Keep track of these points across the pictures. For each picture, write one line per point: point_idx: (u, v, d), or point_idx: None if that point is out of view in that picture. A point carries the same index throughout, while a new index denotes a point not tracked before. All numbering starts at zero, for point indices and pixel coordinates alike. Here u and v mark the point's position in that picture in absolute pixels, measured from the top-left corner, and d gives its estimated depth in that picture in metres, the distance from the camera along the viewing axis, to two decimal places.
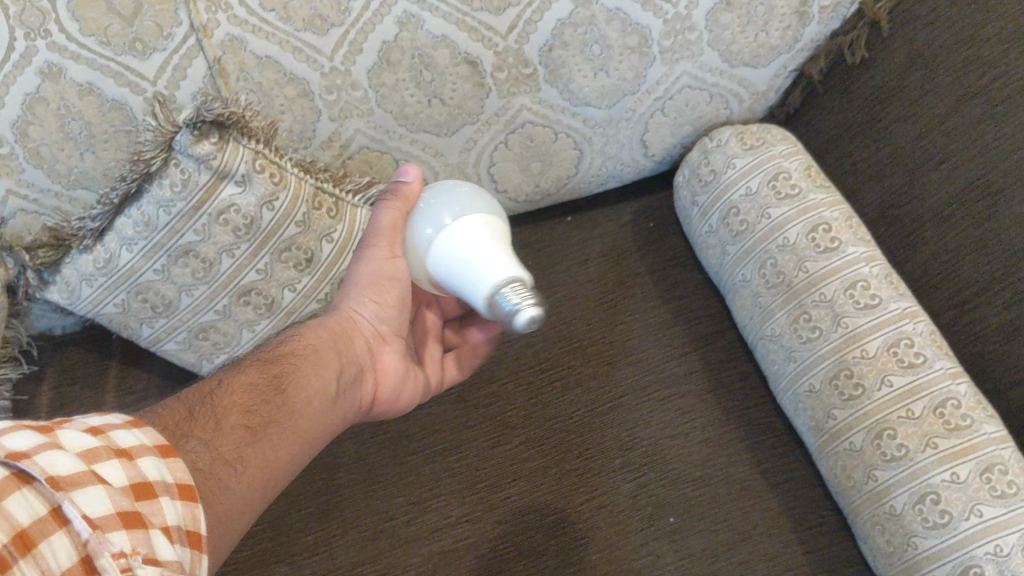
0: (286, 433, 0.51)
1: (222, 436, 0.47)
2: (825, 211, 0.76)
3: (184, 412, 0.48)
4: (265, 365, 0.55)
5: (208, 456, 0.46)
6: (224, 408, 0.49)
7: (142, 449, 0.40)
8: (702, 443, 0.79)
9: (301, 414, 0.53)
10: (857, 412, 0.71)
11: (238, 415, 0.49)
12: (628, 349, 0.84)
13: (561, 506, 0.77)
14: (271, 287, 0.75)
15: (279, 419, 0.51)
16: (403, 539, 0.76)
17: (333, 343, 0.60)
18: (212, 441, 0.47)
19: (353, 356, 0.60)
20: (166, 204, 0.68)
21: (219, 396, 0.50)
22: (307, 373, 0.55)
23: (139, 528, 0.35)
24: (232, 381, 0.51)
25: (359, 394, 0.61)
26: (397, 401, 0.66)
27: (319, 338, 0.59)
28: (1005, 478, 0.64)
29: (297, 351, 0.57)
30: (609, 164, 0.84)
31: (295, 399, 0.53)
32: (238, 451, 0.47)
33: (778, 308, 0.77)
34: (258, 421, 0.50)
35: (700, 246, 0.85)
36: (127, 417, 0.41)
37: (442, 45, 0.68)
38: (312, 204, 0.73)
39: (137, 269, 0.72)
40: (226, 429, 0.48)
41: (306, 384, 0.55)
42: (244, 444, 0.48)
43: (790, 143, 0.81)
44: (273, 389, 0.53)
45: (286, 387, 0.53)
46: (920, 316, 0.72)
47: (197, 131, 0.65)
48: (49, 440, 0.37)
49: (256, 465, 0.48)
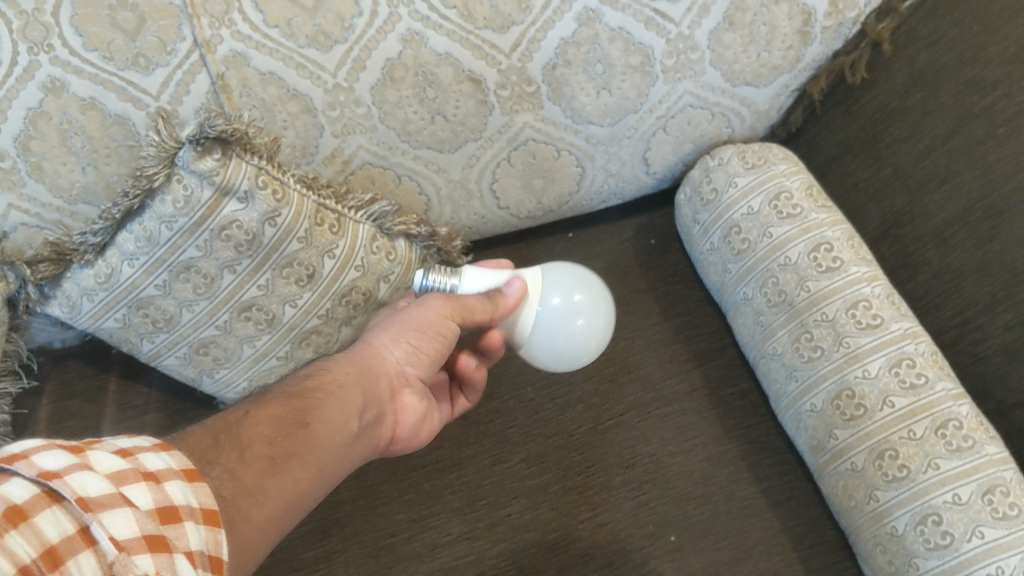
0: (306, 467, 0.49)
1: (246, 466, 0.45)
2: (827, 230, 0.76)
3: (209, 439, 0.46)
4: (290, 396, 0.52)
5: (230, 485, 0.44)
6: (251, 438, 0.47)
7: (168, 473, 0.39)
8: (703, 460, 0.79)
9: (322, 449, 0.51)
10: (858, 432, 0.71)
11: (263, 445, 0.47)
12: (631, 365, 0.84)
13: (561, 524, 0.77)
14: (272, 302, 0.75)
15: (302, 453, 0.49)
16: (403, 556, 0.76)
17: (361, 380, 0.58)
18: (237, 471, 0.45)
19: (376, 393, 0.59)
20: (168, 219, 0.68)
21: (243, 425, 0.48)
22: (333, 409, 0.53)
23: (164, 551, 0.34)
24: (258, 410, 0.49)
25: (377, 434, 0.60)
26: (410, 436, 0.65)
27: (347, 374, 0.58)
28: (1006, 500, 0.64)
29: (324, 385, 0.55)
30: (611, 181, 0.85)
31: (319, 435, 0.51)
32: (260, 482, 0.45)
33: (780, 327, 0.77)
34: (282, 453, 0.48)
35: (701, 264, 0.85)
36: (156, 438, 0.41)
37: (446, 63, 0.68)
38: (314, 220, 0.72)
39: (137, 284, 0.71)
40: (252, 458, 0.46)
41: (329, 420, 0.53)
42: (267, 475, 0.46)
43: (792, 162, 0.81)
44: (296, 420, 0.51)
45: (312, 420, 0.51)
46: (921, 336, 0.72)
47: (200, 147, 0.65)
48: (80, 461, 0.36)
49: (275, 499, 0.46)
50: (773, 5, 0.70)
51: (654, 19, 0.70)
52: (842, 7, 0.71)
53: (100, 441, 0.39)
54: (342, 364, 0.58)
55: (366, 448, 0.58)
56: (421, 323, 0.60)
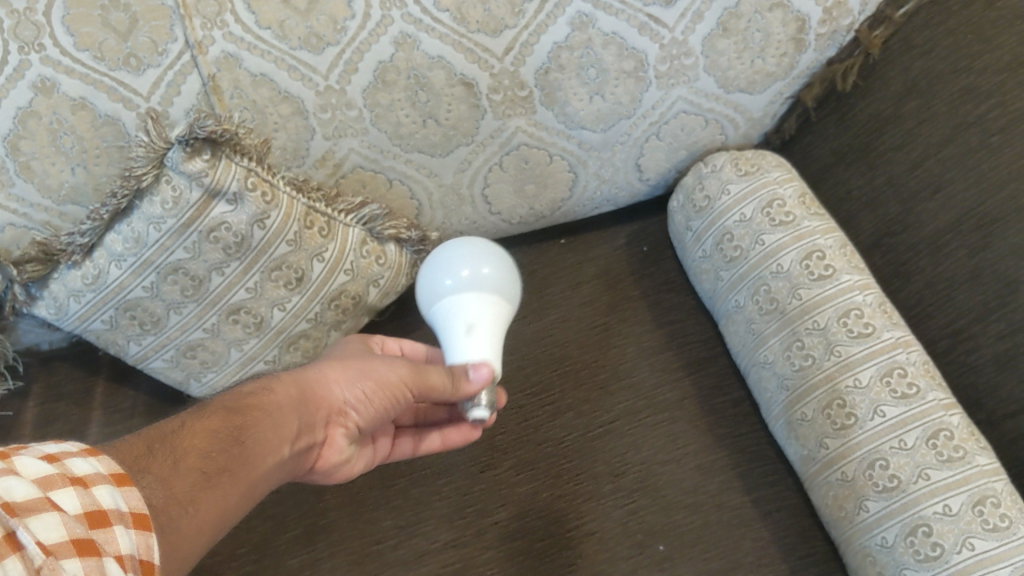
0: (236, 484, 0.50)
1: (176, 477, 0.47)
2: (820, 238, 0.76)
3: (143, 449, 0.47)
4: (232, 413, 0.53)
5: (160, 495, 0.45)
6: (184, 451, 0.48)
7: (97, 478, 0.40)
8: (694, 469, 0.78)
9: (258, 468, 0.52)
10: (850, 441, 0.71)
11: (197, 460, 0.48)
12: (621, 372, 0.83)
13: (550, 532, 0.76)
14: (261, 306, 0.74)
15: (236, 470, 0.50)
16: (390, 564, 0.76)
17: (302, 402, 0.58)
18: (168, 481, 0.46)
19: (310, 423, 0.59)
20: (157, 220, 0.67)
21: (181, 438, 0.49)
22: (269, 427, 0.54)
23: (93, 555, 0.35)
24: (197, 423, 0.50)
25: (300, 464, 0.59)
26: (330, 473, 0.64)
27: (291, 395, 0.57)
28: (997, 511, 0.64)
29: (266, 405, 0.55)
30: (604, 188, 0.84)
31: (254, 449, 0.52)
32: (190, 494, 0.46)
33: (772, 335, 0.76)
34: (215, 468, 0.49)
35: (694, 271, 0.84)
36: (83, 445, 0.41)
37: (438, 66, 0.68)
38: (304, 222, 0.72)
39: (125, 286, 0.71)
40: (182, 470, 0.47)
41: (266, 439, 0.53)
42: (199, 487, 0.47)
43: (785, 169, 0.81)
44: (233, 437, 0.51)
45: (249, 440, 0.52)
46: (913, 346, 0.71)
47: (190, 147, 0.64)
48: (4, 467, 0.36)
49: (207, 512, 0.47)
50: (767, 12, 0.70)
51: (648, 23, 0.70)
52: (837, 14, 0.72)
53: (26, 447, 0.40)
54: (290, 383, 0.58)
55: (291, 474, 0.58)
56: (381, 379, 0.61)
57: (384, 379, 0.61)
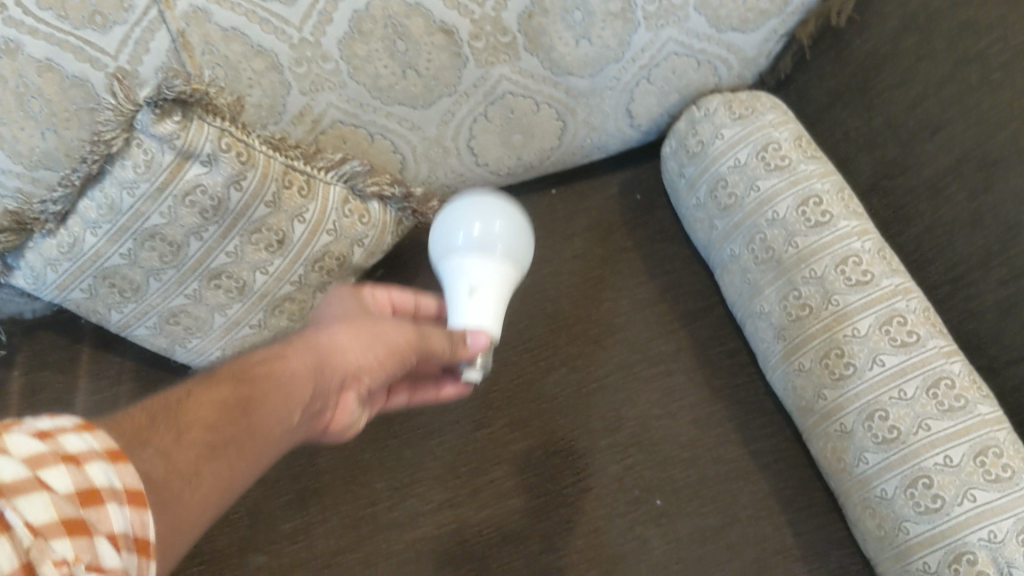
0: (245, 455, 0.43)
1: (177, 447, 0.40)
2: (817, 183, 0.73)
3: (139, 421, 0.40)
4: (239, 379, 0.46)
5: (160, 469, 0.38)
6: (189, 420, 0.42)
7: (92, 455, 0.32)
8: (690, 423, 0.77)
9: (268, 439, 0.45)
10: (848, 392, 0.69)
11: (201, 430, 0.41)
12: (616, 326, 0.82)
13: (546, 490, 0.75)
14: (242, 270, 0.72)
15: (245, 441, 0.44)
16: (385, 525, 0.75)
17: (318, 362, 0.51)
18: (167, 453, 0.39)
19: (327, 385, 0.52)
20: (130, 185, 0.65)
21: (182, 408, 0.42)
22: (280, 397, 0.47)
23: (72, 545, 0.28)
24: (200, 390, 0.43)
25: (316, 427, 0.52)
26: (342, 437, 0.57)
27: (305, 355, 0.51)
28: (999, 461, 0.62)
29: (276, 369, 0.48)
30: (594, 136, 0.82)
31: (262, 420, 0.45)
32: (192, 468, 0.40)
33: (768, 285, 0.74)
34: (222, 438, 0.42)
35: (688, 220, 0.82)
36: (79, 416, 0.34)
37: (416, 13, 0.65)
38: (282, 183, 0.69)
39: (102, 253, 0.69)
40: (185, 441, 0.40)
41: (278, 407, 0.46)
42: (203, 459, 0.41)
43: (780, 112, 0.77)
44: (242, 405, 0.45)
45: (260, 408, 0.45)
46: (913, 293, 0.69)
47: (159, 110, 0.62)
48: None
49: (208, 482, 0.40)
50: None
51: None
52: None
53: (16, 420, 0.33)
54: (301, 347, 0.51)
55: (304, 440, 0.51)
56: (392, 344, 0.54)
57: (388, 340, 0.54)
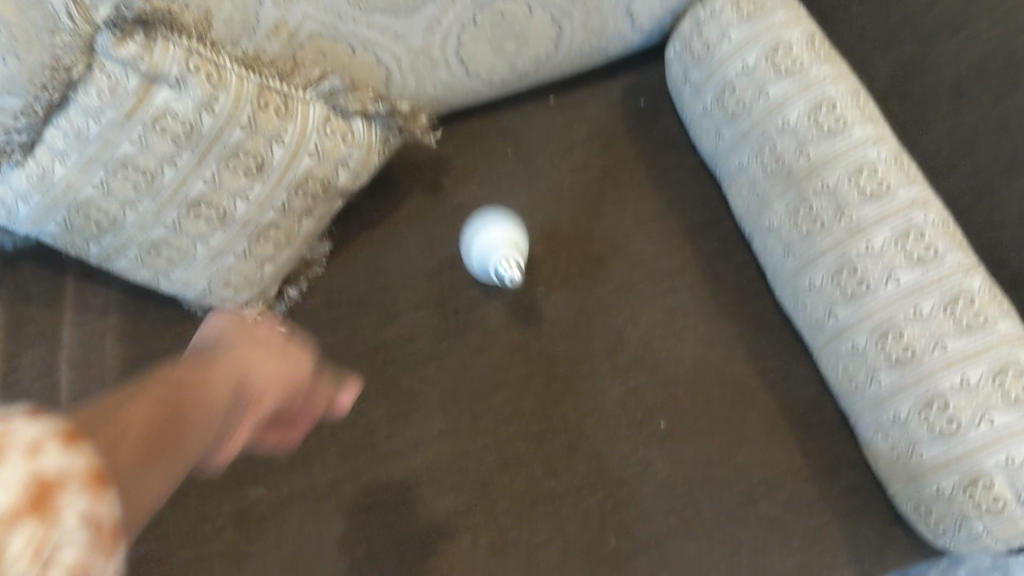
0: (177, 459, 0.46)
1: (120, 449, 0.42)
2: (830, 87, 0.68)
3: (93, 417, 0.42)
4: (164, 387, 0.48)
5: (110, 452, 0.41)
6: (125, 424, 0.44)
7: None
8: (696, 341, 0.75)
9: (200, 438, 0.49)
10: (860, 310, 0.66)
11: (141, 432, 0.44)
12: (617, 243, 0.79)
13: (547, 414, 0.73)
14: (222, 197, 0.67)
15: (175, 443, 0.46)
16: (385, 454, 0.72)
17: (236, 380, 0.54)
18: (114, 450, 0.41)
19: (254, 414, 0.55)
20: (95, 112, 0.60)
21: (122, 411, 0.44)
22: (200, 424, 0.49)
23: None
24: (129, 403, 0.45)
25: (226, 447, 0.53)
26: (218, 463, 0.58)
27: (218, 395, 0.51)
28: (1019, 380, 0.59)
29: (195, 397, 0.50)
30: (592, 41, 0.76)
31: (192, 428, 0.48)
32: (133, 464, 0.42)
33: (777, 199, 0.70)
34: (158, 443, 0.45)
35: (694, 129, 0.78)
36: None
37: None
38: (257, 104, 0.64)
39: (73, 186, 0.63)
40: (128, 441, 0.43)
41: (201, 421, 0.49)
42: (143, 459, 0.43)
43: (793, 7, 0.71)
44: (171, 404, 0.47)
45: (185, 421, 0.47)
46: (930, 204, 0.65)
47: (119, 31, 0.57)
48: None
49: (141, 490, 0.42)
50: None
51: None
52: None
53: None
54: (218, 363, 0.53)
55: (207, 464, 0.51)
56: (295, 379, 0.60)
57: (294, 357, 0.59)
